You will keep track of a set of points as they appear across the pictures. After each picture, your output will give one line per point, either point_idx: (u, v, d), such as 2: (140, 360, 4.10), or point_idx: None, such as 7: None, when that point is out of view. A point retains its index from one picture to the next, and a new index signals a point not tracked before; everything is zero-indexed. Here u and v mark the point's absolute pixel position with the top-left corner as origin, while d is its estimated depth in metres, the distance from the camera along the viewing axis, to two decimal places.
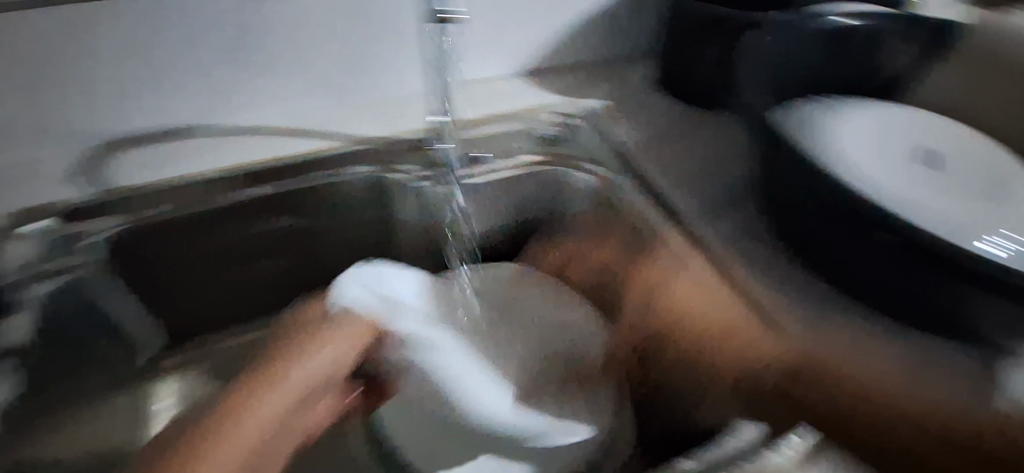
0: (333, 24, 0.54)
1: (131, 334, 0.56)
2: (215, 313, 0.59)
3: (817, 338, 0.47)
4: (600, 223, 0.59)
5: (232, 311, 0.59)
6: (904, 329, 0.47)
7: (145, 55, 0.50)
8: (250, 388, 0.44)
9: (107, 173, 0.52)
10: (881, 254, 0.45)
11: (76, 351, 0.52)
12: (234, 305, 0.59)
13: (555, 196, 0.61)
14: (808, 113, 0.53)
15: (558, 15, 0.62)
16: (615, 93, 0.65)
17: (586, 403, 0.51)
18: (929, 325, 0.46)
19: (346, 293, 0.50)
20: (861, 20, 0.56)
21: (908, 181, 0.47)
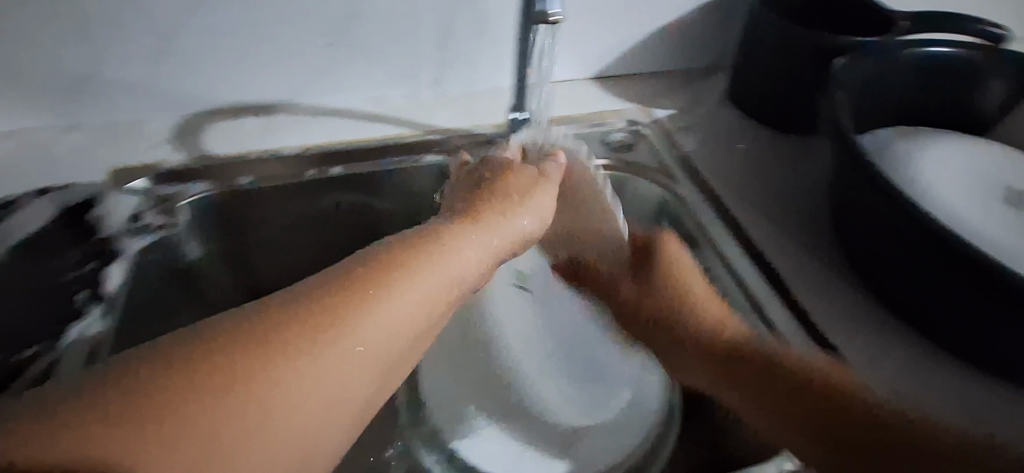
0: (422, 18, 0.57)
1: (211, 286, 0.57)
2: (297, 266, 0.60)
3: (886, 381, 0.44)
4: None
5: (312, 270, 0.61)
6: (978, 377, 0.44)
7: (251, 34, 0.55)
8: (370, 281, 0.31)
9: (207, 139, 0.57)
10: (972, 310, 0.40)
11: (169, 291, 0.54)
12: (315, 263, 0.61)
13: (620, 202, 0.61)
14: (884, 139, 0.50)
15: (639, 24, 0.62)
16: (688, 106, 0.65)
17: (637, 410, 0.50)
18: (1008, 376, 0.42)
19: (498, 228, 0.39)
20: (959, 49, 0.52)
21: (1000, 223, 0.44)
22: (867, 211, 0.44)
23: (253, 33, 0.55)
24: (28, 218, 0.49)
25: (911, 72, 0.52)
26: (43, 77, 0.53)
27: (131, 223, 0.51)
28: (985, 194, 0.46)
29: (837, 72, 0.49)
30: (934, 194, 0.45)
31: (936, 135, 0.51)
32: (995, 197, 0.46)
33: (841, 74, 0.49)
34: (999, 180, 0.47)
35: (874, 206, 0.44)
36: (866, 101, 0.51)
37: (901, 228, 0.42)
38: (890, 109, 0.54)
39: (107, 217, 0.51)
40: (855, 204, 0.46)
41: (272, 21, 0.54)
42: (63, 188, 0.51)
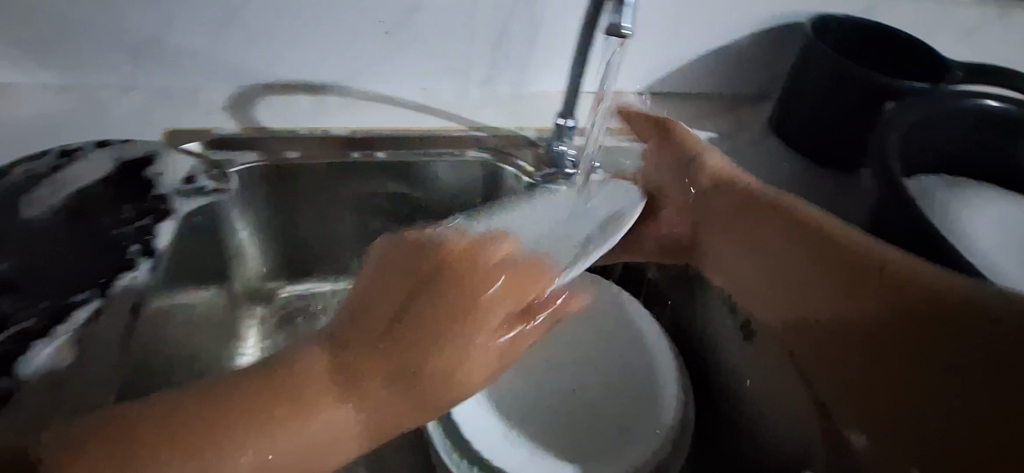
0: (480, 14, 0.58)
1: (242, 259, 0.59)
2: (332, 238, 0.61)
3: None
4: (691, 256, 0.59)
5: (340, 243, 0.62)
6: None
7: (314, 12, 0.56)
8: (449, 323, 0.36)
9: (260, 111, 0.59)
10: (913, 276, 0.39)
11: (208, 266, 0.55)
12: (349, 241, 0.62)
13: None
14: (924, 187, 0.51)
15: (692, 44, 0.63)
16: (730, 131, 0.65)
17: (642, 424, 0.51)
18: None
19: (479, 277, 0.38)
20: (1010, 104, 0.52)
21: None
22: (908, 255, 0.44)
23: (316, 12, 0.56)
24: (85, 169, 0.50)
25: (960, 122, 0.52)
26: (114, 35, 0.55)
27: (185, 183, 0.52)
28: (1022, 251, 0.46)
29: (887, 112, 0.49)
30: (969, 246, 0.45)
31: (975, 188, 0.51)
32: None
33: (888, 117, 0.49)
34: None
35: (908, 252, 0.44)
36: (911, 144, 0.51)
37: None
38: (935, 156, 0.54)
39: (161, 175, 0.52)
40: (893, 247, 0.45)
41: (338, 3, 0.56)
42: (121, 144, 0.52)
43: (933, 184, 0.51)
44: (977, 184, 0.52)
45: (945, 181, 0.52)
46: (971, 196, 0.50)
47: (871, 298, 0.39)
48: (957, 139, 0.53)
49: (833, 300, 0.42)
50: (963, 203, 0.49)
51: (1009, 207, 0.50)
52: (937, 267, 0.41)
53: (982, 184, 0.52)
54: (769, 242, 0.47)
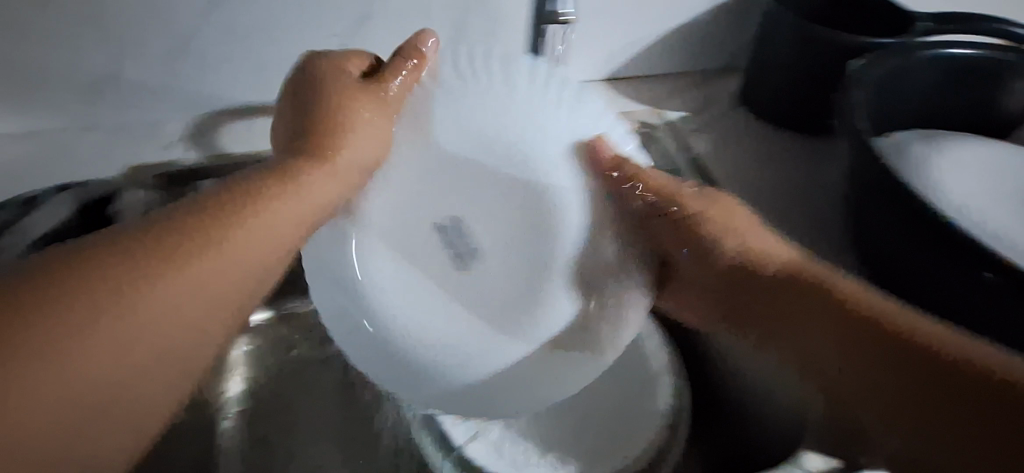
0: (430, 15, 0.57)
1: None
2: None
3: None
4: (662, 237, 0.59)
5: None
6: None
7: (263, 33, 0.55)
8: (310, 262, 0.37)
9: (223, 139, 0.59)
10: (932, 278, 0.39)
11: None
12: None
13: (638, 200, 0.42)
14: (900, 141, 0.50)
15: (651, 25, 0.62)
16: (700, 108, 0.64)
17: (632, 417, 0.50)
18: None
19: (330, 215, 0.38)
20: (981, 49, 0.51)
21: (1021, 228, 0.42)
22: (896, 221, 0.42)
23: (265, 32, 0.55)
24: (46, 215, 0.50)
25: (929, 72, 0.51)
26: (61, 77, 0.53)
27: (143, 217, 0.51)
28: (1006, 198, 0.45)
29: (854, 71, 0.48)
30: (952, 198, 0.44)
31: (952, 138, 0.50)
32: (1012, 201, 0.45)
33: (855, 77, 0.47)
34: (1014, 184, 0.46)
35: (884, 210, 0.43)
36: (879, 103, 0.50)
37: (911, 229, 0.40)
38: (904, 113, 0.53)
39: (122, 211, 0.51)
40: (877, 213, 0.44)
41: (290, 21, 0.55)
42: (80, 186, 0.52)
43: (905, 142, 0.50)
44: (951, 135, 0.51)
45: (919, 135, 0.50)
46: (948, 146, 0.49)
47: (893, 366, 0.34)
48: (926, 92, 0.52)
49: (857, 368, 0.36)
50: (937, 156, 0.48)
51: (984, 154, 0.49)
52: (917, 222, 0.40)
53: (956, 136, 0.51)
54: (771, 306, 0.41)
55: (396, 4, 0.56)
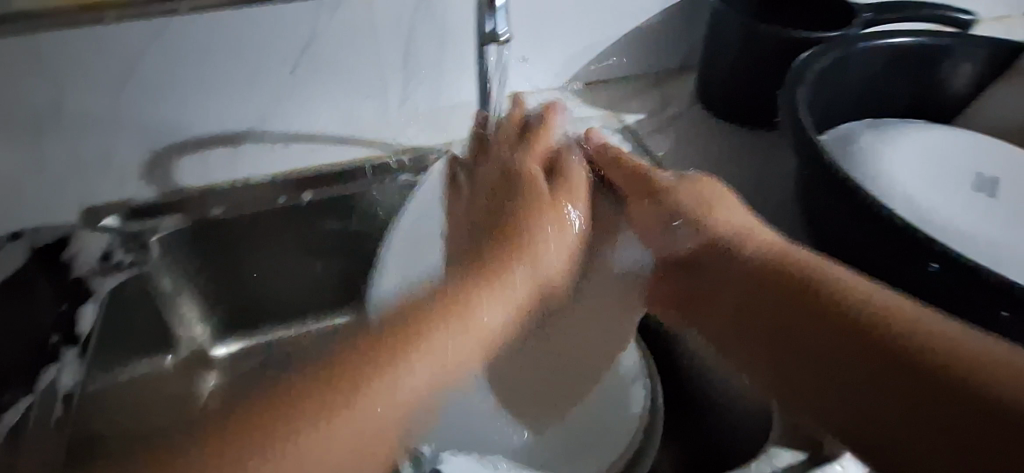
0: (382, 35, 0.57)
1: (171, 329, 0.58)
2: (282, 295, 0.62)
3: None
4: None
5: (298, 293, 0.63)
6: None
7: (212, 62, 0.54)
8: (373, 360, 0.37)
9: (180, 172, 0.59)
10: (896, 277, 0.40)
11: (152, 338, 0.57)
12: (310, 295, 0.63)
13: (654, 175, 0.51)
14: (846, 134, 0.50)
15: (603, 30, 0.62)
16: (656, 109, 0.65)
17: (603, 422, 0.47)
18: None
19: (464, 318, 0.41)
20: (919, 36, 0.52)
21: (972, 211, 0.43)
22: (844, 215, 0.42)
23: (214, 61, 0.54)
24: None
25: (871, 62, 0.52)
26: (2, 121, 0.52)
27: (103, 261, 0.52)
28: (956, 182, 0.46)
29: (798, 66, 0.48)
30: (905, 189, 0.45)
31: (903, 127, 0.51)
32: (961, 184, 0.45)
33: (797, 72, 0.48)
34: (962, 166, 0.47)
35: (833, 208, 0.43)
36: (824, 95, 0.51)
37: (862, 226, 0.41)
38: (850, 102, 0.53)
39: (76, 257, 0.52)
40: (824, 209, 0.44)
41: (238, 50, 0.54)
42: (33, 231, 0.51)
43: (849, 133, 0.51)
44: (891, 122, 0.52)
45: (861, 125, 0.52)
46: (888, 134, 0.50)
47: (887, 370, 0.35)
48: (870, 81, 0.53)
49: (844, 366, 0.36)
50: (877, 143, 0.48)
51: (922, 137, 0.49)
52: (859, 213, 0.40)
53: (896, 122, 0.52)
54: (760, 295, 0.42)
55: (347, 25, 0.55)
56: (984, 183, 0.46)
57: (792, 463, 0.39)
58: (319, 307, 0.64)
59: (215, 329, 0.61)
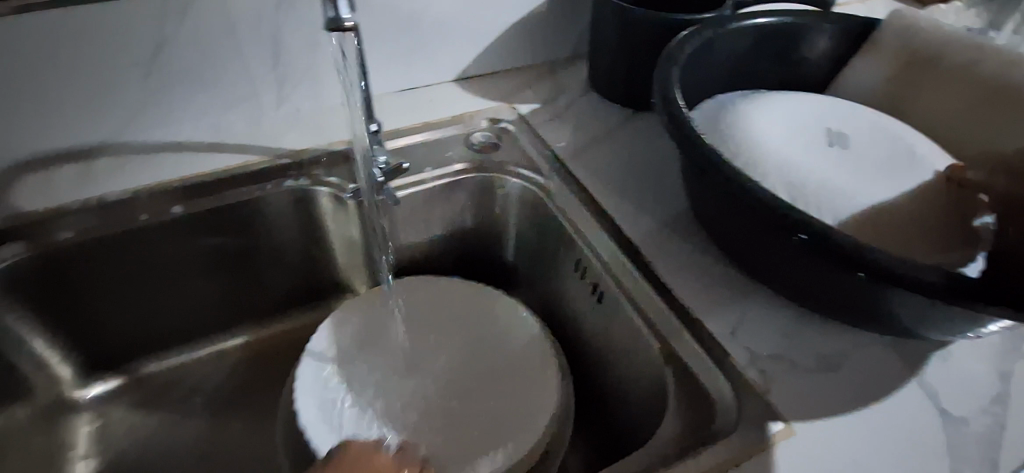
0: (244, 31, 0.52)
1: (29, 372, 0.52)
2: (162, 323, 0.56)
3: (781, 395, 0.41)
4: (499, 210, 0.59)
5: (180, 320, 0.57)
6: (852, 323, 0.44)
7: (43, 70, 0.48)
8: None
9: (17, 196, 0.50)
10: (799, 254, 0.41)
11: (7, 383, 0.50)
12: (195, 320, 0.58)
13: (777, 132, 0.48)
14: (726, 107, 0.50)
15: (487, 17, 0.60)
16: (549, 97, 0.64)
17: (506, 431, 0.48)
18: (870, 325, 0.43)
19: None
20: (783, 16, 0.54)
21: (896, 215, 0.44)
22: (717, 188, 0.43)
23: (45, 69, 0.48)
24: None
25: (741, 40, 0.53)
26: None
27: None
28: (869, 166, 0.46)
29: (671, 49, 0.49)
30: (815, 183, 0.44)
31: (800, 112, 0.50)
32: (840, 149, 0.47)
33: (672, 52, 0.49)
34: (838, 125, 0.49)
35: (707, 181, 0.44)
36: (700, 76, 0.52)
37: (733, 198, 0.42)
38: (725, 80, 0.55)
39: None
40: (702, 186, 0.45)
41: (70, 55, 0.48)
42: None
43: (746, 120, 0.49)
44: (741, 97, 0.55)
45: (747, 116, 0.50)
46: (789, 145, 0.46)
47: None
48: (744, 61, 0.54)
49: None
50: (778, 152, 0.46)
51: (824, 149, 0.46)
52: (726, 190, 0.42)
53: (801, 135, 0.47)
54: None
55: (200, 21, 0.50)
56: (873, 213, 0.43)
57: (686, 442, 0.39)
58: (205, 332, 0.59)
59: (85, 366, 0.55)
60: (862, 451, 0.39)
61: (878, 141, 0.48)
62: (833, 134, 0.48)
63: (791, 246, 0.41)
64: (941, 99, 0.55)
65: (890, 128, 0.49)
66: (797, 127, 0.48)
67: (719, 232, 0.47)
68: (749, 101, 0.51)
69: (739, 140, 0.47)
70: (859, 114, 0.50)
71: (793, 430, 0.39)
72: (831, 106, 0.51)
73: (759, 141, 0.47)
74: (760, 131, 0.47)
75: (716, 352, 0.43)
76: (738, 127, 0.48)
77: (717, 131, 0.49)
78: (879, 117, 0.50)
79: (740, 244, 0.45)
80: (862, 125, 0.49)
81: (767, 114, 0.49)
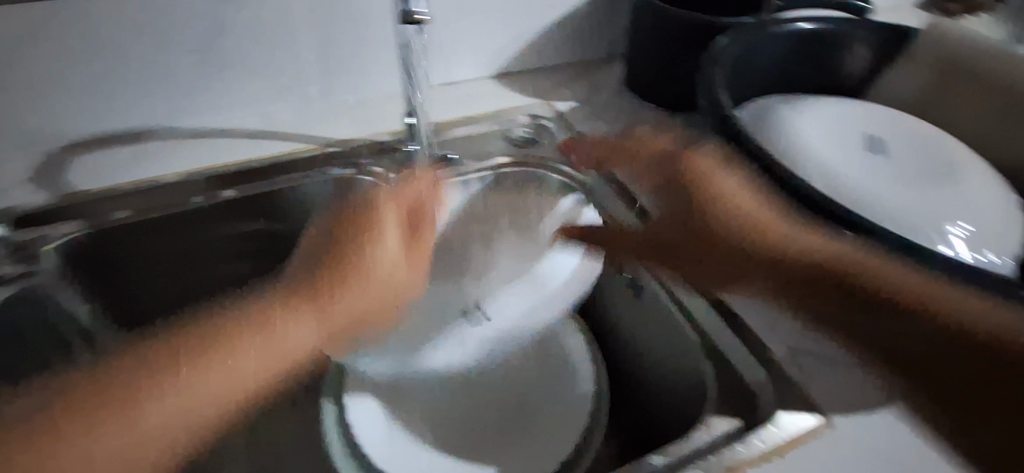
0: (298, 22, 0.53)
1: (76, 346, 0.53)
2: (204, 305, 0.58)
3: (821, 390, 0.42)
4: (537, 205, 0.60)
5: None
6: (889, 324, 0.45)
7: (106, 53, 0.49)
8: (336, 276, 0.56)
9: (73, 175, 0.52)
10: (843, 253, 0.41)
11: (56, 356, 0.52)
12: None
13: (819, 130, 0.50)
14: (769, 105, 0.53)
15: (529, 16, 0.62)
16: (587, 95, 0.65)
17: None
18: None
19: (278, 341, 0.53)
20: (822, 22, 0.55)
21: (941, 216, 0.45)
22: (764, 186, 0.44)
23: (108, 52, 0.49)
24: None
25: (782, 45, 0.54)
26: None
27: None
28: (906, 170, 0.48)
29: (715, 50, 0.50)
30: (856, 186, 0.45)
31: (841, 113, 0.52)
32: (881, 154, 0.48)
33: (716, 53, 0.50)
34: (875, 131, 0.50)
35: (753, 178, 0.45)
36: (741, 79, 0.53)
37: (780, 196, 0.43)
38: (765, 84, 0.56)
39: None
40: (746, 185, 0.47)
41: (132, 40, 0.49)
42: None
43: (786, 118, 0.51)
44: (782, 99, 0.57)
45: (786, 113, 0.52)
46: (830, 146, 0.48)
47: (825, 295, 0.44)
48: (784, 65, 0.56)
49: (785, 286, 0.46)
50: (820, 150, 0.48)
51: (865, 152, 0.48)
52: (774, 183, 0.43)
53: (842, 135, 0.50)
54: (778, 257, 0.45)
55: (257, 10, 0.52)
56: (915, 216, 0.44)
57: (727, 431, 0.40)
58: None
59: None
60: (900, 446, 0.40)
61: (912, 148, 0.50)
62: (871, 138, 0.50)
63: (836, 244, 0.42)
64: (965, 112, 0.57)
65: (921, 136, 0.51)
66: (838, 129, 0.50)
67: (760, 231, 0.48)
68: (792, 102, 0.53)
69: (781, 133, 0.49)
70: (896, 120, 0.52)
71: (833, 424, 0.40)
72: (870, 109, 0.53)
73: (800, 135, 0.49)
74: (802, 128, 0.50)
75: (755, 346, 0.45)
76: (784, 123, 0.50)
77: (760, 122, 0.51)
78: (912, 124, 0.53)
79: (782, 242, 0.46)
80: (896, 131, 0.51)
81: (808, 114, 0.51)
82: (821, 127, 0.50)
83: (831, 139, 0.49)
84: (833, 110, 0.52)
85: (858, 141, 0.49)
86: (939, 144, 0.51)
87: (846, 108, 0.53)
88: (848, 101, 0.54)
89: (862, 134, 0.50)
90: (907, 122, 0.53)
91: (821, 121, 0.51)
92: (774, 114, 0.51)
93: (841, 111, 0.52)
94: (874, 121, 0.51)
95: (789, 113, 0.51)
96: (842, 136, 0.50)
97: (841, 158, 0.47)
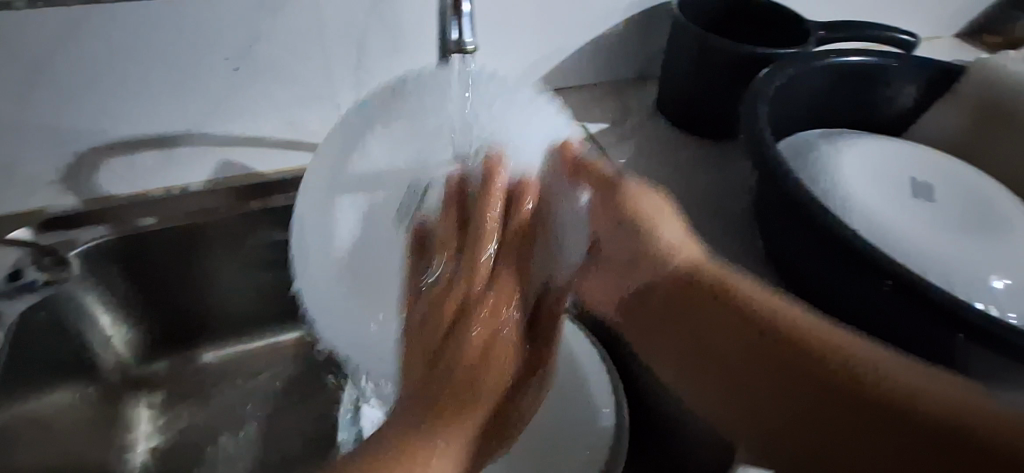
0: (331, 34, 0.53)
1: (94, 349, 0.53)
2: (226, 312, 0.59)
3: None
4: None
5: (243, 310, 0.60)
6: None
7: (138, 59, 0.49)
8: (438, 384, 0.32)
9: (104, 180, 0.53)
10: (886, 309, 0.40)
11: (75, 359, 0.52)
12: (257, 312, 0.60)
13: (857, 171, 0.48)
14: (806, 144, 0.51)
15: (565, 35, 0.61)
16: (617, 117, 0.64)
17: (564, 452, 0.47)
18: None
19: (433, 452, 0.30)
20: (866, 56, 0.53)
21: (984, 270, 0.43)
22: (803, 231, 0.43)
23: (141, 58, 0.49)
24: None
25: (823, 78, 0.53)
26: None
27: (10, 280, 0.48)
28: (951, 219, 0.46)
29: (756, 83, 0.49)
30: (898, 233, 0.44)
31: (884, 157, 0.50)
32: (923, 200, 0.47)
33: (756, 86, 0.49)
34: (920, 176, 0.49)
35: (793, 222, 0.44)
36: (781, 112, 0.52)
37: (822, 244, 0.42)
38: (803, 117, 0.54)
39: None
40: (784, 227, 0.45)
41: (166, 47, 0.49)
42: None
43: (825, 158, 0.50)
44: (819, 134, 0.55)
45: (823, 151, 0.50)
46: (872, 191, 0.46)
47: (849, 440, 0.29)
48: (823, 99, 0.54)
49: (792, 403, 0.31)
50: (861, 195, 0.46)
51: (905, 198, 0.46)
52: (815, 227, 0.41)
53: (885, 180, 0.48)
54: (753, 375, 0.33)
55: (292, 22, 0.51)
56: (959, 267, 0.42)
57: None
58: (264, 324, 0.61)
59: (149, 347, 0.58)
60: None
61: (958, 197, 0.48)
62: (915, 183, 0.48)
63: (878, 299, 0.40)
64: (1013, 153, 0.55)
65: (967, 182, 0.50)
66: (880, 172, 0.48)
67: (799, 274, 0.46)
68: (832, 141, 0.51)
69: (819, 176, 0.48)
70: (939, 164, 0.50)
71: None
72: (913, 151, 0.51)
73: (840, 179, 0.47)
74: (842, 172, 0.48)
75: None
76: (824, 165, 0.48)
77: (799, 165, 0.49)
78: (958, 169, 0.51)
79: (819, 290, 0.45)
80: (942, 176, 0.49)
81: (850, 154, 0.49)
82: (863, 169, 0.48)
83: (873, 184, 0.47)
84: (877, 151, 0.50)
85: (900, 186, 0.48)
86: (987, 192, 0.49)
87: (891, 149, 0.51)
88: (889, 143, 0.52)
89: (903, 179, 0.48)
90: (954, 166, 0.51)
91: (862, 164, 0.49)
92: (813, 155, 0.50)
93: (885, 154, 0.50)
94: (917, 165, 0.50)
95: (829, 154, 0.49)
96: (884, 181, 0.48)
97: (882, 204, 0.46)
